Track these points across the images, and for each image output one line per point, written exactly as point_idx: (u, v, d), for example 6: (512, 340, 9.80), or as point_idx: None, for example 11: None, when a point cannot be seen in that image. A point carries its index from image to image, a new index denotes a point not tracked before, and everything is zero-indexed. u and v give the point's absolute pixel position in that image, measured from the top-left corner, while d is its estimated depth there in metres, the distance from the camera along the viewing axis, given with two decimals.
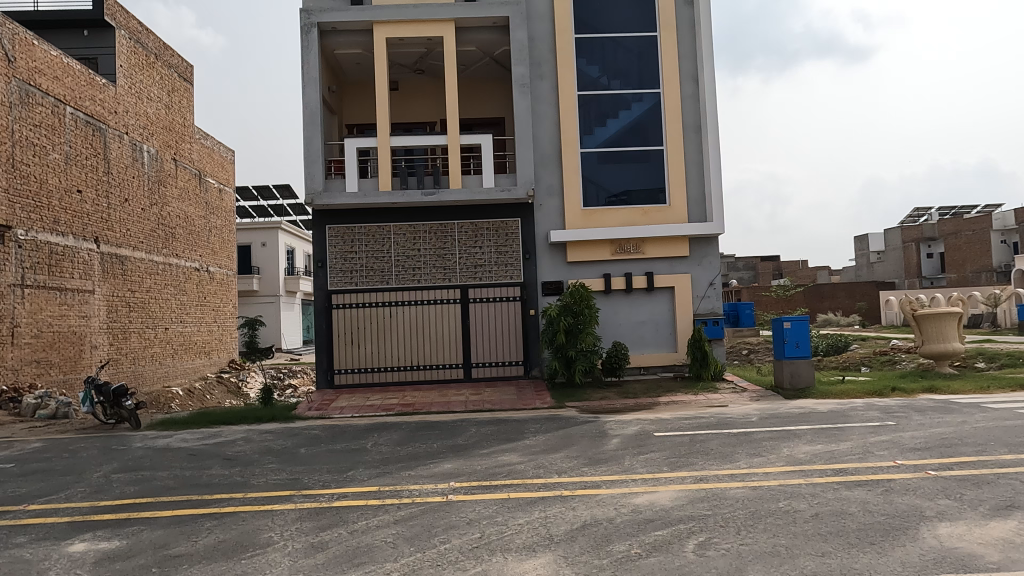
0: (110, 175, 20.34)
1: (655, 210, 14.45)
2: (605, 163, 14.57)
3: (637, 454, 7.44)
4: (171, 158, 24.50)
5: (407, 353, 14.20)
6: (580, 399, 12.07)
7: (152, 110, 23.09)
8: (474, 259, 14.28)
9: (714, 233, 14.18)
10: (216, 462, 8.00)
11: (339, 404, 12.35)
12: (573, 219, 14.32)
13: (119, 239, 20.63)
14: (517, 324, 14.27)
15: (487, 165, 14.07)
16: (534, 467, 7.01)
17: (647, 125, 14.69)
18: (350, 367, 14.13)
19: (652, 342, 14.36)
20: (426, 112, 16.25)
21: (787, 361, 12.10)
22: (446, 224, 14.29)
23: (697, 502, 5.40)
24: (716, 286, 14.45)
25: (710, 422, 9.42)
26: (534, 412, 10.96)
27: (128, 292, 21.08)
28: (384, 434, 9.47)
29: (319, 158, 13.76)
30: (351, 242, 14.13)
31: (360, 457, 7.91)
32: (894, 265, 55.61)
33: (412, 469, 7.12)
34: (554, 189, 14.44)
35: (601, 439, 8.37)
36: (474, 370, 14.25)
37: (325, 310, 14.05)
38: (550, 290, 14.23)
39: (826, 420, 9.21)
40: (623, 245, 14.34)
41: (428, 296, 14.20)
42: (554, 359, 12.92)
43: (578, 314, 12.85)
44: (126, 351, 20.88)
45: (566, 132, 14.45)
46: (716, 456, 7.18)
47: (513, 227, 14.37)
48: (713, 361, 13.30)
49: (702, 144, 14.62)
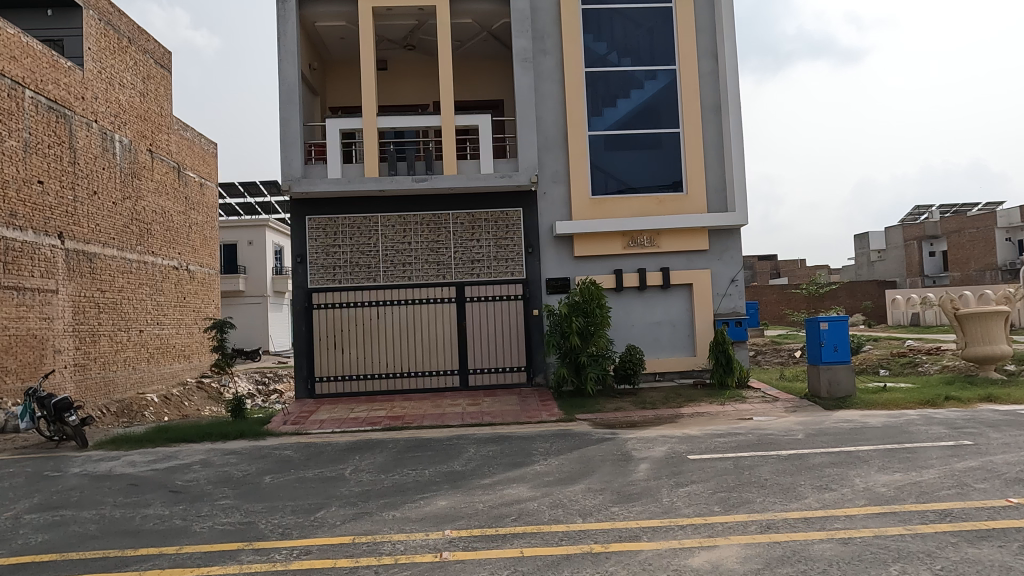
0: (76, 166, 18.78)
1: (670, 199, 13.08)
2: (616, 147, 13.20)
3: (676, 487, 6.02)
4: (147, 150, 22.99)
5: (397, 358, 12.77)
6: (592, 410, 10.66)
7: (124, 97, 21.56)
8: (471, 254, 12.87)
9: (738, 224, 12.80)
10: (158, 496, 6.53)
11: (319, 417, 10.89)
12: (580, 209, 12.91)
13: (87, 235, 19.09)
14: (519, 326, 12.87)
15: (486, 149, 12.66)
16: (551, 506, 5.58)
17: (661, 105, 13.32)
18: (332, 374, 12.69)
19: (669, 345, 12.97)
20: (418, 94, 14.81)
21: (825, 366, 10.73)
22: (440, 214, 12.88)
23: (778, 569, 4.00)
24: (738, 283, 13.09)
25: (751, 440, 8.03)
26: (541, 427, 9.57)
27: (97, 292, 19.55)
28: (367, 456, 8.02)
29: (298, 141, 12.35)
30: (333, 234, 12.72)
31: (335, 490, 6.46)
32: (895, 263, 54.53)
33: (396, 509, 5.69)
34: (560, 176, 13.05)
35: (627, 464, 6.98)
36: (471, 378, 12.84)
37: (305, 310, 12.63)
38: (555, 288, 12.86)
39: (886, 438, 7.82)
40: (636, 237, 12.93)
41: (420, 294, 12.76)
42: (563, 366, 11.59)
43: (589, 315, 11.46)
44: (94, 355, 19.34)
45: (572, 113, 13.05)
46: (774, 490, 5.79)
47: (515, 218, 12.96)
48: (738, 366, 11.94)
49: (723, 126, 13.26)
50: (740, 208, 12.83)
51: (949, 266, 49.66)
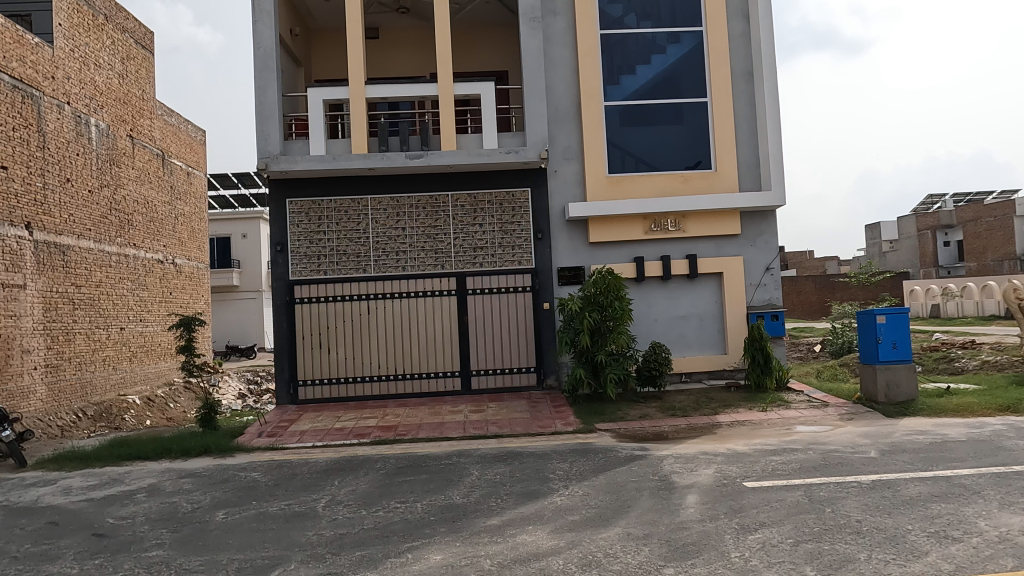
0: (46, 151, 17.32)
1: (697, 176, 11.60)
2: (634, 120, 11.74)
3: (743, 533, 4.58)
4: (127, 135, 21.58)
5: (391, 359, 11.36)
6: (614, 418, 9.24)
7: (101, 79, 20.10)
8: (473, 240, 11.43)
9: (775, 205, 11.33)
10: (74, 544, 5.11)
11: (299, 428, 9.50)
12: (595, 188, 11.44)
13: (58, 226, 17.66)
14: (527, 322, 11.43)
15: (489, 121, 11.19)
16: (582, 566, 4.14)
17: (685, 73, 11.83)
18: (317, 378, 11.28)
19: (696, 343, 11.54)
20: (413, 63, 13.29)
21: (882, 367, 9.28)
22: (438, 196, 11.44)
23: None
24: (773, 271, 11.64)
25: (816, 460, 6.57)
26: (556, 441, 8.15)
27: (72, 287, 18.16)
28: (348, 482, 6.60)
29: (276, 113, 10.89)
30: (318, 218, 11.30)
31: (298, 536, 5.02)
32: (910, 253, 52.81)
33: (374, 570, 4.27)
34: (573, 152, 11.60)
35: (670, 496, 5.52)
36: (474, 380, 11.42)
37: (286, 305, 11.21)
38: (567, 279, 11.43)
39: (984, 457, 6.36)
40: (659, 221, 11.46)
41: (416, 287, 11.34)
42: (577, 366, 10.16)
43: (606, 309, 10.06)
44: (69, 355, 17.92)
45: (586, 80, 11.56)
46: (879, 540, 4.33)
47: (522, 199, 11.50)
48: (777, 365, 10.52)
49: (755, 94, 11.77)
50: (776, 187, 11.36)
51: (965, 256, 47.93)
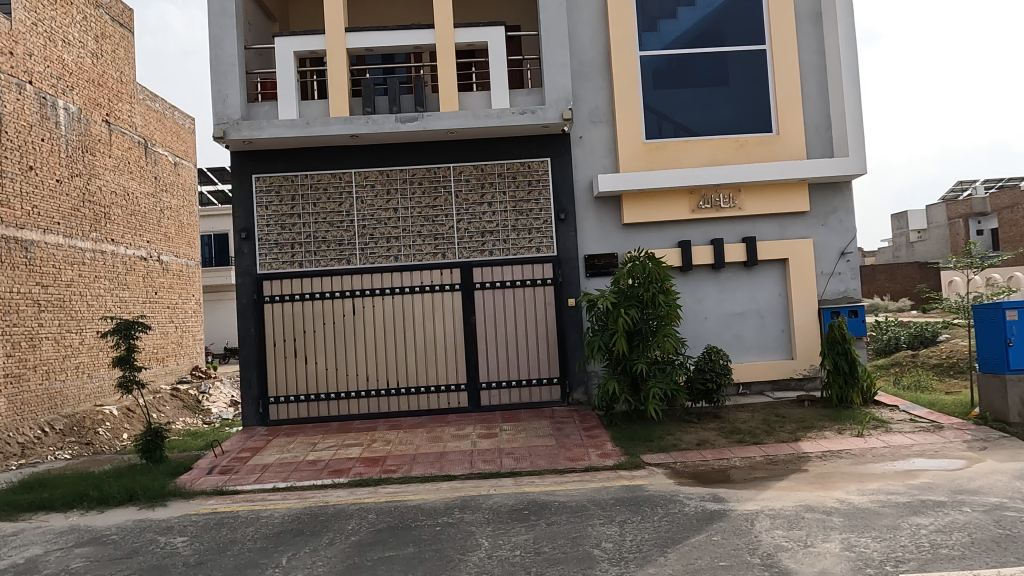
0: (5, 135, 15.31)
1: (756, 141, 9.45)
2: (675, 75, 9.61)
3: None
4: (102, 121, 19.70)
5: (382, 369, 9.32)
6: (665, 446, 7.13)
7: (71, 57, 18.15)
8: (481, 222, 9.36)
9: (854, 174, 9.13)
10: None
11: (263, 460, 7.48)
12: (630, 157, 9.33)
13: (19, 219, 15.67)
14: (548, 322, 9.35)
15: (498, 75, 9.09)
16: None
17: (737, 16, 9.68)
18: (293, 393, 9.27)
19: (756, 345, 9.43)
20: (407, 16, 11.16)
21: (1015, 378, 7.09)
22: (438, 169, 9.37)
23: None
24: (849, 257, 9.47)
25: (989, 528, 4.40)
26: (592, 485, 6.07)
27: (37, 287, 16.29)
28: (300, 563, 4.53)
29: (236, 70, 8.87)
30: (291, 197, 9.29)
31: None
32: (940, 244, 49.94)
33: None
34: (601, 114, 9.51)
35: None
36: (483, 394, 9.36)
37: (253, 305, 9.23)
38: (598, 270, 9.35)
39: None
40: (709, 197, 9.33)
41: (411, 280, 9.29)
42: (612, 378, 8.05)
43: (647, 305, 7.96)
44: (34, 363, 16.02)
45: (618, 24, 9.42)
46: None
47: (539, 172, 9.40)
48: (863, 372, 8.33)
49: (825, 40, 9.57)
50: (855, 153, 9.16)
51: (1000, 245, 45.02)
